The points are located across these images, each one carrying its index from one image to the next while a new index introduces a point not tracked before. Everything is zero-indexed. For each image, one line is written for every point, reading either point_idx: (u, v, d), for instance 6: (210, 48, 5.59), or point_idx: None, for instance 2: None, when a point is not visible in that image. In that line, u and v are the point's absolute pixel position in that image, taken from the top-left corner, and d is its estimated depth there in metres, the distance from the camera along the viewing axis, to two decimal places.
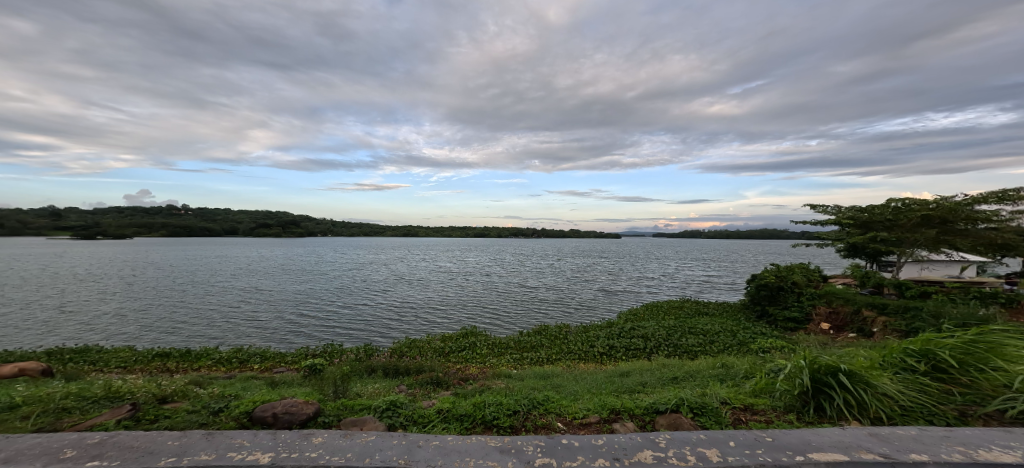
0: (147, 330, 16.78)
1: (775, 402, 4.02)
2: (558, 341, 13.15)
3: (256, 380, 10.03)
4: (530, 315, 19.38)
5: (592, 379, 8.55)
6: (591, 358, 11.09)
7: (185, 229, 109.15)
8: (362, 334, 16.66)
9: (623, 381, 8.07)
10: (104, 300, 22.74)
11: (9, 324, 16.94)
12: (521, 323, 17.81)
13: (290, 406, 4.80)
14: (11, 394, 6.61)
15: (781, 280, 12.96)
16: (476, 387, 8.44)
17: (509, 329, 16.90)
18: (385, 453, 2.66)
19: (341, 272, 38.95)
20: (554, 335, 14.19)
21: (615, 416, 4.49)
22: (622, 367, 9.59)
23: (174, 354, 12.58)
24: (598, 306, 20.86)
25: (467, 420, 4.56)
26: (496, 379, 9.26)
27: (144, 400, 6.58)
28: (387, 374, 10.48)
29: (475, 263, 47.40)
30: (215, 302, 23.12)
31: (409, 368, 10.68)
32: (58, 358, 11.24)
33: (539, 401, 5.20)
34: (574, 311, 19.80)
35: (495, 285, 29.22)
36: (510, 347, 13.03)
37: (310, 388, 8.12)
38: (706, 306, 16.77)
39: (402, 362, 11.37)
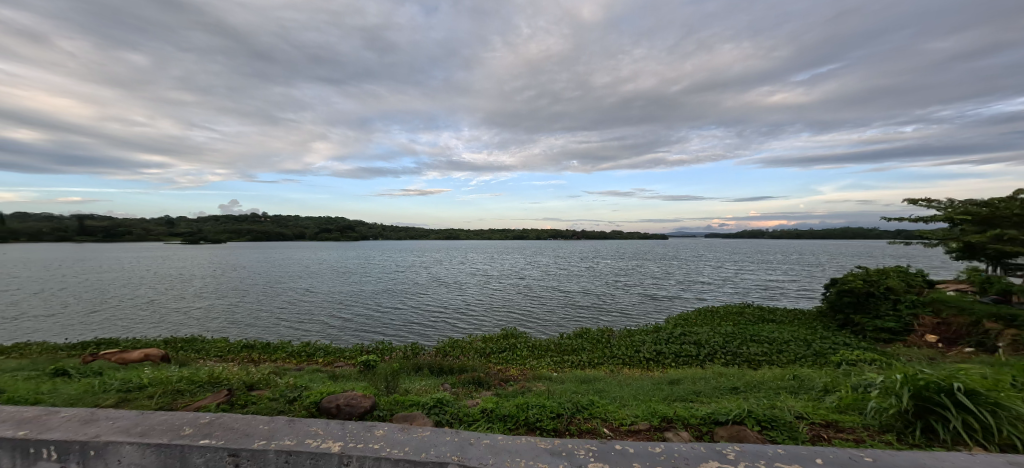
0: (228, 325, 18.80)
1: (866, 420, 3.65)
2: (601, 345, 12.81)
3: (321, 373, 10.89)
4: (572, 318, 19.12)
5: (639, 386, 8.19)
6: (636, 364, 10.67)
7: (260, 234, 123.03)
8: (409, 334, 17.38)
9: (672, 389, 7.69)
10: (196, 297, 25.86)
11: (126, 317, 19.83)
12: (562, 326, 17.62)
13: (351, 399, 5.22)
14: (141, 375, 7.79)
15: (871, 285, 11.80)
16: (517, 388, 8.49)
17: (550, 332, 16.77)
18: (439, 448, 2.78)
19: (389, 274, 41.12)
20: (596, 338, 13.85)
21: (668, 424, 4.30)
22: (672, 375, 9.12)
23: (257, 346, 14.03)
24: (641, 312, 20.04)
25: (511, 421, 4.61)
26: (536, 382, 9.25)
27: (237, 386, 7.41)
28: (433, 372, 10.86)
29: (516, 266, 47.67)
30: (284, 301, 25.37)
31: (453, 368, 10.97)
32: (170, 346, 12.99)
33: (584, 405, 5.13)
34: (616, 316, 19.23)
35: (538, 288, 29.12)
36: (550, 350, 12.92)
37: (364, 383, 8.63)
38: (768, 312, 15.48)
39: (446, 361, 11.72)
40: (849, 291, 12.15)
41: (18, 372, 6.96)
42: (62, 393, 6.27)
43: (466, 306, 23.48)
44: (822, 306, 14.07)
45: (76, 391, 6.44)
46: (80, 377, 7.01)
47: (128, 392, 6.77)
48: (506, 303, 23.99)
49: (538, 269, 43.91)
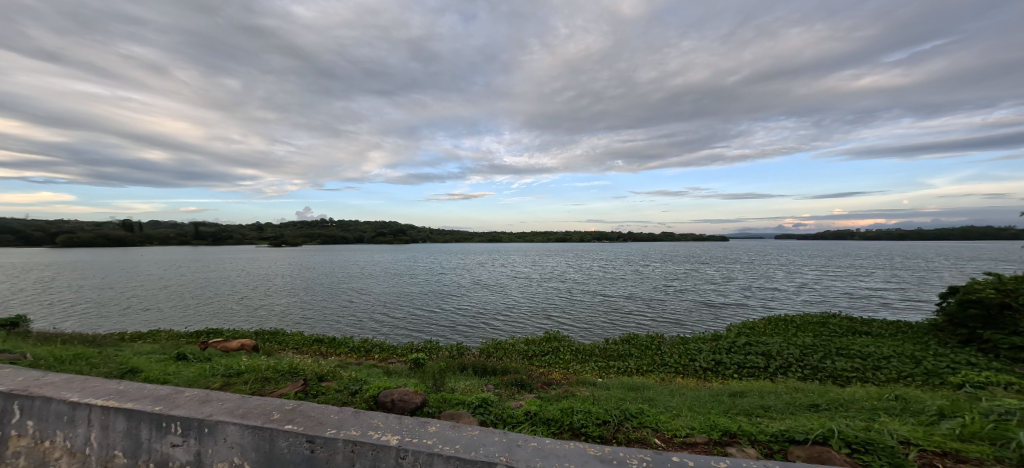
0: (298, 320, 20.63)
1: (1001, 452, 3.15)
2: (651, 352, 12.17)
3: (376, 368, 11.54)
4: (620, 323, 18.44)
5: (694, 397, 7.62)
6: (689, 374, 10.00)
7: (324, 237, 134.23)
8: (457, 334, 17.81)
9: (732, 402, 7.13)
10: (271, 295, 28.68)
11: (216, 311, 22.45)
12: (610, 331, 17.05)
13: (404, 394, 5.47)
14: (239, 362, 8.80)
15: (1007, 296, 10.21)
16: (560, 393, 8.37)
17: (596, 336, 16.29)
18: (487, 448, 2.57)
19: (437, 276, 42.58)
20: (644, 344, 13.11)
21: (732, 439, 4.01)
22: (735, 387, 8.43)
23: (325, 340, 15.21)
24: (693, 319, 18.80)
25: (554, 425, 4.57)
26: (579, 386, 9.08)
27: (310, 377, 8.06)
28: (477, 372, 11.03)
29: (561, 269, 47.06)
30: (345, 300, 27.27)
31: (497, 368, 11.09)
32: (259, 338, 14.60)
33: (632, 413, 4.94)
34: (665, 322, 18.22)
35: (585, 291, 28.51)
36: (595, 355, 12.50)
37: (415, 380, 9.00)
38: (861, 324, 13.86)
39: (490, 362, 11.88)
40: (976, 302, 10.70)
41: (152, 354, 8.20)
42: (185, 375, 7.28)
43: (512, 308, 23.60)
44: (938, 319, 12.55)
45: (192, 374, 7.43)
46: (195, 362, 8.05)
47: (231, 377, 7.66)
48: (552, 305, 23.76)
49: (583, 272, 43.02)
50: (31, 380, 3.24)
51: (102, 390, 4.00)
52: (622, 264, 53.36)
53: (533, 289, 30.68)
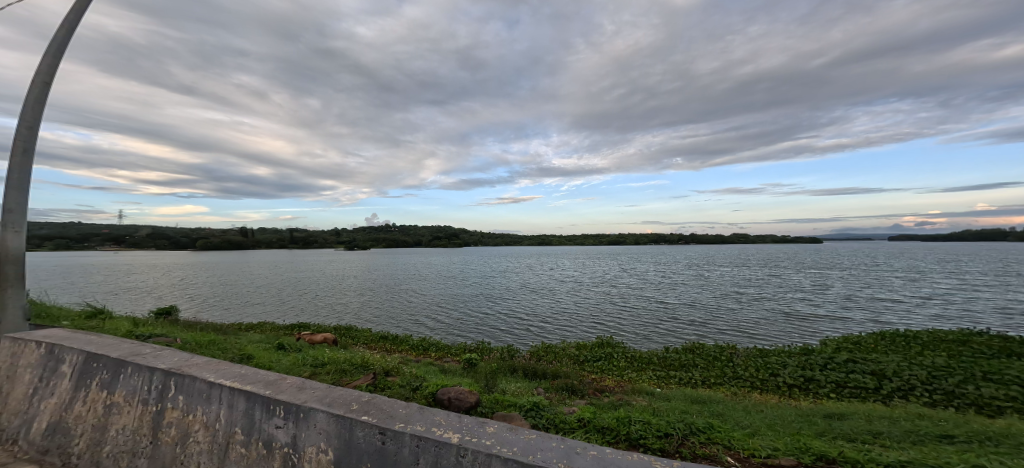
0: (364, 318, 22.21)
1: None
2: (720, 363, 11.02)
3: (433, 366, 11.95)
4: (683, 331, 17.17)
5: (778, 415, 6.69)
6: (767, 391, 8.98)
7: (388, 241, 144.04)
8: (511, 337, 17.88)
9: (827, 424, 6.18)
10: (342, 295, 31.31)
11: (298, 307, 25.04)
12: (671, 338, 15.91)
13: (459, 393, 5.57)
14: (323, 353, 9.69)
15: None
16: (613, 401, 7.94)
17: (656, 343, 15.31)
18: (546, 453, 2.22)
19: (492, 279, 43.35)
20: (711, 355, 11.85)
21: (828, 465, 3.55)
22: (831, 408, 7.37)
23: (389, 337, 16.12)
24: (768, 331, 16.95)
25: (609, 434, 4.34)
26: (636, 396, 8.38)
27: (378, 371, 8.57)
28: (526, 375, 10.96)
29: (617, 273, 45.40)
30: (406, 300, 28.87)
31: (547, 372, 10.91)
32: (336, 332, 16.02)
33: (699, 427, 4.53)
34: (734, 333, 16.62)
35: (643, 297, 27.12)
36: (654, 363, 11.46)
37: (469, 380, 9.20)
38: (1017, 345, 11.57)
39: (540, 365, 11.71)
40: None
41: (260, 343, 9.37)
42: (283, 362, 8.17)
43: (565, 312, 23.16)
44: None
45: (290, 363, 8.30)
46: (291, 351, 9.02)
47: (317, 367, 8.41)
48: (608, 310, 22.94)
49: (642, 276, 41.06)
50: (180, 360, 3.49)
51: (228, 372, 4.57)
52: (681, 269, 49.87)
53: (587, 293, 29.93)
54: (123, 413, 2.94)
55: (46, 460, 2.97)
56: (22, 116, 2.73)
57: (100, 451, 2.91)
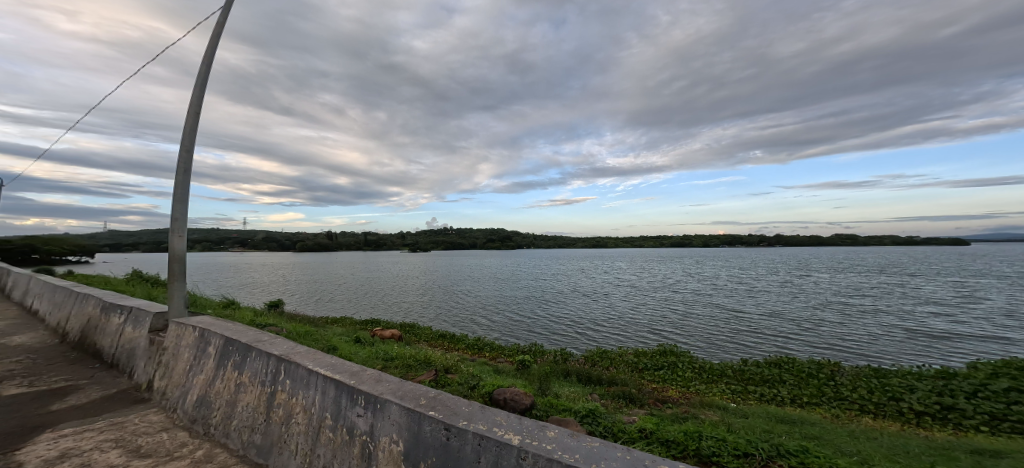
0: (423, 317, 23.32)
1: None
2: (816, 382, 9.76)
3: (486, 365, 12.17)
4: (760, 343, 15.56)
5: (896, 445, 5.73)
6: (882, 417, 7.69)
7: (446, 244, 150.49)
8: (565, 340, 17.59)
9: (972, 462, 5.13)
10: (405, 294, 33.29)
11: (366, 304, 27.11)
12: (746, 350, 14.46)
13: (515, 394, 5.57)
14: (391, 348, 10.34)
15: None
16: (677, 412, 7.43)
17: (727, 354, 14.02)
18: (612, 464, 1.83)
19: (546, 281, 43.15)
20: (806, 372, 10.53)
21: None
22: (980, 444, 6.10)
23: (447, 336, 16.73)
24: (869, 348, 14.73)
25: (675, 447, 4.07)
26: (704, 409, 7.71)
27: (439, 368, 8.90)
28: (581, 380, 10.70)
29: (680, 278, 42.58)
30: (463, 300, 29.82)
31: (602, 379, 10.57)
32: (401, 329, 17.09)
33: (789, 449, 4.06)
34: (826, 349, 14.68)
35: (711, 304, 25.08)
36: (728, 376, 10.53)
37: (523, 381, 9.24)
38: None
39: (595, 371, 11.36)
40: None
41: (341, 335, 10.31)
42: (361, 355, 8.89)
43: (622, 317, 22.20)
44: None
45: (366, 355, 8.99)
46: (367, 345, 9.80)
47: (388, 361, 9.01)
48: (670, 316, 21.58)
49: (710, 282, 38.04)
50: (290, 349, 3.93)
51: (321, 361, 5.05)
52: (756, 275, 45.21)
53: (647, 298, 28.45)
54: (247, 392, 3.38)
55: (194, 428, 3.53)
56: (180, 141, 3.26)
57: (229, 424, 3.37)
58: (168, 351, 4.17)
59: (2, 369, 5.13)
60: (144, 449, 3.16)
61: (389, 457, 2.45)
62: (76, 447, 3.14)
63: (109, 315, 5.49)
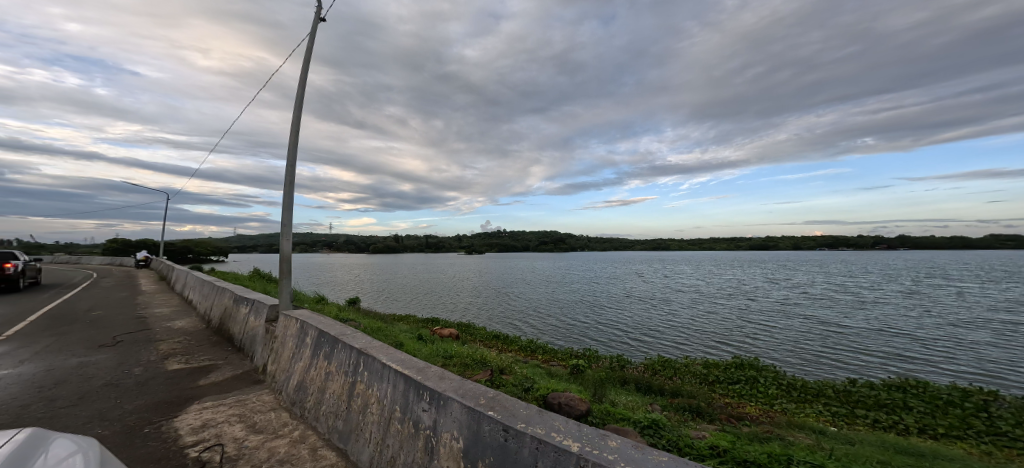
0: (479, 317, 23.89)
1: None
2: (958, 412, 7.73)
3: (540, 368, 12.17)
4: (859, 360, 13.50)
5: None
6: None
7: (500, 246, 153.19)
8: (624, 347, 16.89)
9: None
10: (461, 295, 34.43)
11: (426, 303, 28.47)
12: (840, 368, 12.65)
13: (570, 399, 5.39)
14: (451, 347, 10.75)
15: None
16: (754, 431, 6.78)
17: (818, 371, 12.32)
18: None
19: (602, 285, 41.92)
20: (937, 397, 8.59)
21: None
22: None
23: (501, 337, 16.95)
24: (1013, 375, 12.03)
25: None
26: (793, 431, 6.92)
27: (495, 368, 9.04)
28: (641, 389, 10.25)
29: (755, 284, 38.72)
30: (517, 302, 30.04)
31: (665, 389, 10.01)
32: (459, 328, 17.72)
33: None
34: (951, 372, 12.27)
35: (793, 314, 22.40)
36: (827, 397, 9.18)
37: (578, 386, 9.11)
38: None
39: (657, 380, 10.80)
40: None
41: (406, 332, 10.97)
42: (423, 352, 9.36)
43: (687, 325, 20.72)
44: None
45: (428, 352, 9.46)
46: (428, 342, 10.30)
47: (447, 359, 9.37)
48: (744, 326, 19.66)
49: (791, 289, 33.99)
50: (369, 343, 4.26)
51: (395, 356, 5.41)
52: (855, 283, 39.14)
53: (715, 306, 26.26)
54: (333, 380, 3.73)
55: (293, 408, 3.98)
56: (286, 158, 3.72)
57: (318, 409, 3.73)
58: (278, 339, 4.75)
59: (167, 347, 6.36)
60: (258, 425, 3.65)
61: (450, 454, 2.53)
62: (212, 419, 3.75)
63: (237, 306, 6.47)
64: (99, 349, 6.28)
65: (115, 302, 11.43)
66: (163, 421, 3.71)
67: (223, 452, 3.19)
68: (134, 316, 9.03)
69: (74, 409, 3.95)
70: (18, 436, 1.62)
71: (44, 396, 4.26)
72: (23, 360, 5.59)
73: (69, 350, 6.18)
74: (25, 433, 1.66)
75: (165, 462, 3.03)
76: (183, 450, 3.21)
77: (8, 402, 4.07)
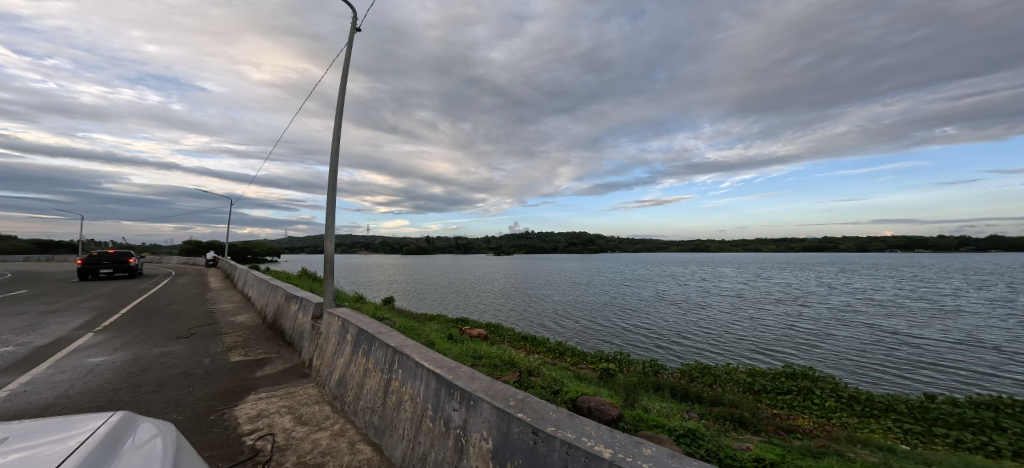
0: (508, 319, 23.95)
1: None
2: None
3: (569, 370, 12.00)
4: (929, 374, 12.22)
5: None
6: None
7: (529, 247, 152.80)
8: (658, 352, 16.28)
9: None
10: (489, 296, 34.59)
11: (456, 303, 28.86)
12: (907, 381, 11.49)
13: (600, 403, 5.19)
14: (481, 347, 10.81)
15: None
16: (806, 445, 6.32)
17: (882, 385, 11.23)
18: None
19: (633, 288, 40.75)
20: None
21: None
22: None
23: (529, 338, 16.86)
24: None
25: None
26: (852, 447, 6.38)
27: (523, 370, 8.96)
28: (675, 395, 9.85)
29: (803, 289, 36.11)
30: (546, 304, 29.81)
31: (703, 396, 9.55)
32: (488, 328, 17.79)
33: None
34: None
35: (847, 322, 20.68)
36: (900, 414, 8.28)
37: (608, 390, 8.89)
38: None
39: (693, 387, 10.34)
40: None
41: (437, 331, 11.14)
42: (452, 351, 9.46)
43: (727, 331, 19.64)
44: None
45: (458, 352, 9.55)
46: (458, 342, 10.40)
47: (476, 359, 9.41)
48: (791, 334, 18.38)
49: (845, 295, 31.37)
50: (404, 342, 4.34)
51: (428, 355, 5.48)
52: (924, 290, 35.41)
53: (758, 311, 24.74)
54: (370, 378, 3.81)
55: (334, 402, 4.10)
56: (329, 163, 3.86)
57: (357, 404, 3.83)
58: (323, 335, 4.94)
59: (231, 339, 6.83)
60: (304, 417, 3.80)
61: (479, 454, 2.50)
62: (266, 409, 3.96)
63: (289, 303, 6.83)
64: (176, 339, 6.87)
65: (187, 297, 12.55)
66: (225, 409, 3.96)
67: (273, 442, 3.34)
68: (203, 311, 9.85)
69: (154, 395, 4.31)
70: (109, 420, 1.77)
71: (131, 382, 4.70)
72: (115, 348, 6.21)
73: (151, 340, 6.80)
74: (114, 418, 1.81)
75: (226, 448, 3.22)
76: (240, 437, 3.40)
77: (103, 386, 4.53)
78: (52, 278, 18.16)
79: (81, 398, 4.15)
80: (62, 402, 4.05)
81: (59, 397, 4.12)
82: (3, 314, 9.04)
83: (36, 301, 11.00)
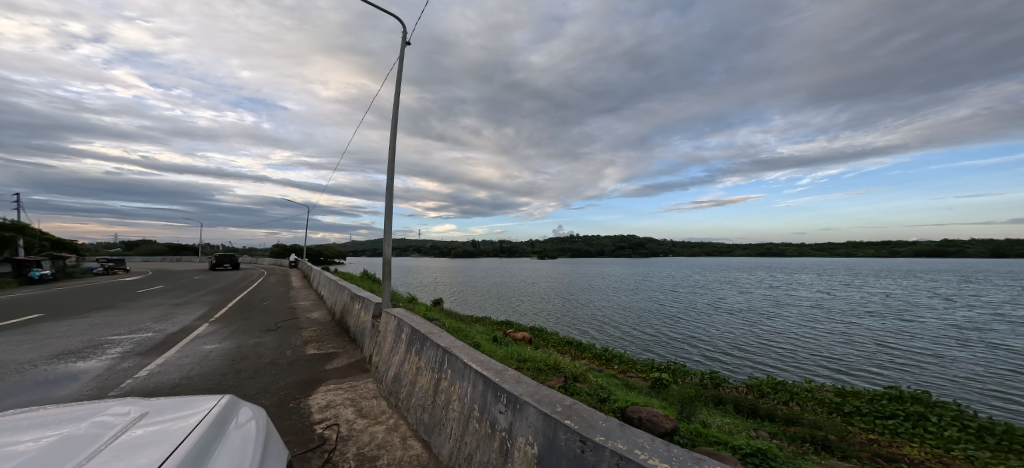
0: (553, 323, 23.48)
1: None
2: None
3: (619, 379, 11.33)
4: None
5: None
6: None
7: (575, 250, 149.87)
8: (720, 365, 14.89)
9: None
10: (533, 299, 34.28)
11: (500, 306, 28.90)
12: None
13: (652, 414, 4.68)
14: (527, 351, 10.57)
15: None
16: None
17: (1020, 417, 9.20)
18: None
19: (689, 294, 38.13)
20: None
21: None
22: None
23: (575, 343, 16.29)
24: None
25: None
26: None
27: (568, 376, 8.57)
28: (740, 411, 8.86)
29: (899, 300, 31.26)
30: (592, 309, 28.84)
31: (774, 415, 8.49)
32: (533, 332, 17.48)
33: None
34: None
35: (961, 341, 17.49)
36: None
37: (660, 401, 8.23)
38: None
39: (761, 403, 9.26)
40: None
41: (482, 333, 11.10)
42: (497, 354, 9.33)
43: (804, 345, 17.47)
44: None
45: (503, 354, 9.38)
46: (503, 345, 10.27)
47: (521, 362, 9.17)
48: (888, 353, 15.88)
49: (955, 309, 26.58)
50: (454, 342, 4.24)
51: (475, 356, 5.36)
52: None
53: (840, 325, 21.79)
54: (422, 376, 3.73)
55: (391, 397, 4.10)
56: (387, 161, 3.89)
57: (410, 400, 3.77)
58: (381, 332, 5.01)
59: (309, 333, 7.28)
60: (364, 410, 3.83)
61: (524, 459, 2.26)
62: (333, 401, 4.05)
63: (354, 301, 7.13)
64: (268, 332, 7.47)
65: (276, 294, 13.85)
66: (302, 398, 4.11)
67: (338, 432, 3.37)
68: (287, 307, 10.72)
69: (250, 380, 4.62)
70: (219, 402, 1.79)
71: (233, 367, 5.10)
72: (224, 337, 6.89)
73: (249, 331, 7.47)
74: (223, 400, 1.83)
75: (300, 434, 3.31)
76: (311, 426, 3.48)
77: (212, 370, 4.96)
78: (172, 275, 21.12)
79: (198, 380, 4.56)
80: (184, 382, 4.47)
81: (183, 378, 4.56)
82: (141, 305, 10.57)
83: (153, 295, 12.71)
